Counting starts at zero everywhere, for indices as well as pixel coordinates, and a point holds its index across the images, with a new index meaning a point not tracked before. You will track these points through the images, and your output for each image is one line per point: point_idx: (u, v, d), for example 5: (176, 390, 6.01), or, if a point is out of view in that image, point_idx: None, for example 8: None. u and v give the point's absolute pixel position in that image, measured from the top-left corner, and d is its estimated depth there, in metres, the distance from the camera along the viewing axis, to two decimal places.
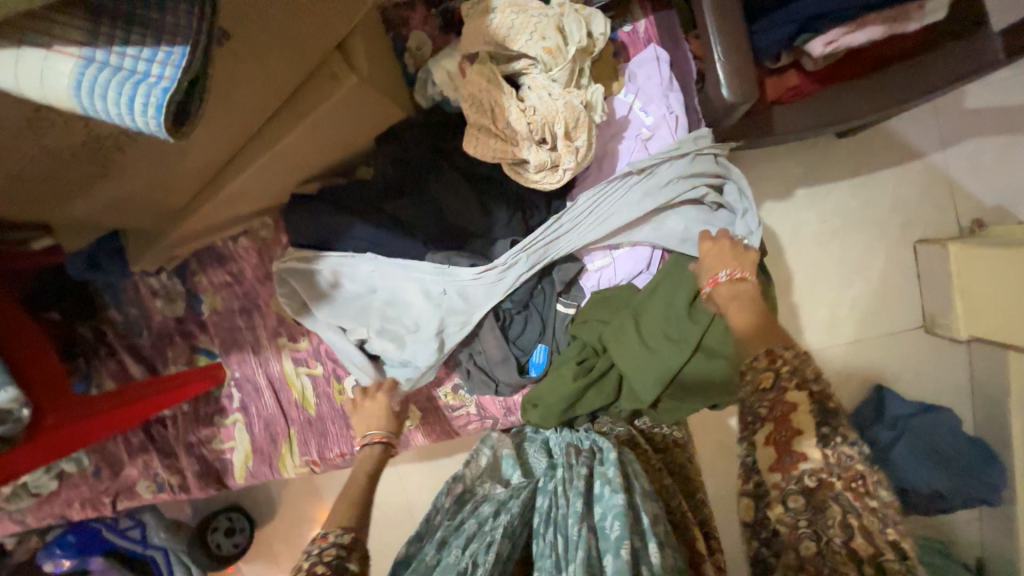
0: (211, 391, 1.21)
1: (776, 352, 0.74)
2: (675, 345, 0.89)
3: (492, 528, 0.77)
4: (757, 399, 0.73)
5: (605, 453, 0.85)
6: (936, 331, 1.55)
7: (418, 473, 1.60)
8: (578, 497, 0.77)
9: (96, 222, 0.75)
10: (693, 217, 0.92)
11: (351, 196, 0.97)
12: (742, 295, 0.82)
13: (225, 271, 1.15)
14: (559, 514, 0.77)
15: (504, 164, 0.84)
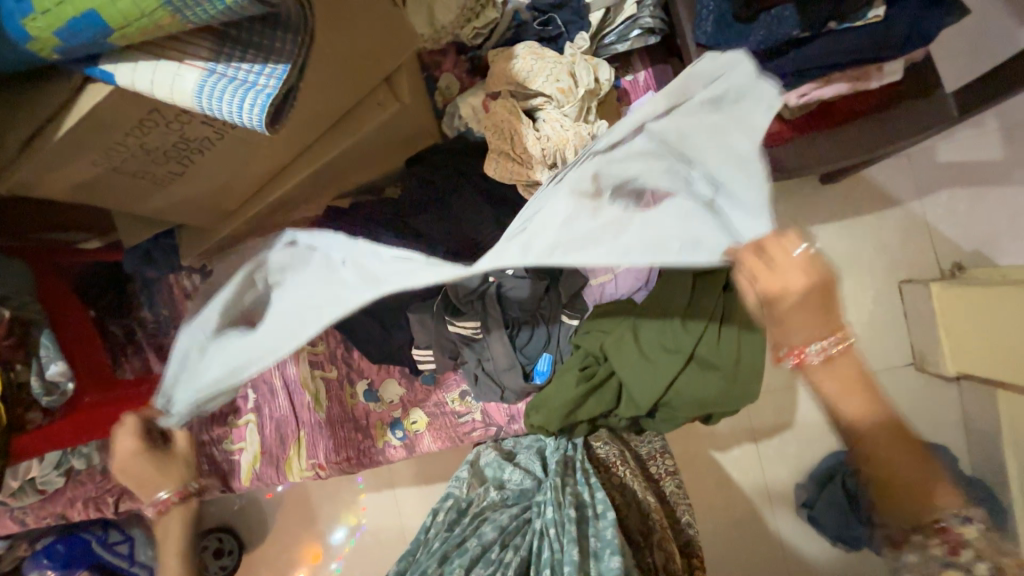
0: (227, 391, 1.27)
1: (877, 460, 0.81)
2: (672, 358, 0.96)
3: (497, 560, 0.86)
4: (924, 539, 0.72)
5: (603, 507, 0.89)
6: (926, 368, 1.61)
7: (418, 497, 1.61)
8: (573, 545, 0.82)
9: (160, 217, 0.86)
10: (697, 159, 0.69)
11: (380, 211, 1.08)
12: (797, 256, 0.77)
13: None
14: (554, 558, 0.84)
15: (520, 184, 0.95)
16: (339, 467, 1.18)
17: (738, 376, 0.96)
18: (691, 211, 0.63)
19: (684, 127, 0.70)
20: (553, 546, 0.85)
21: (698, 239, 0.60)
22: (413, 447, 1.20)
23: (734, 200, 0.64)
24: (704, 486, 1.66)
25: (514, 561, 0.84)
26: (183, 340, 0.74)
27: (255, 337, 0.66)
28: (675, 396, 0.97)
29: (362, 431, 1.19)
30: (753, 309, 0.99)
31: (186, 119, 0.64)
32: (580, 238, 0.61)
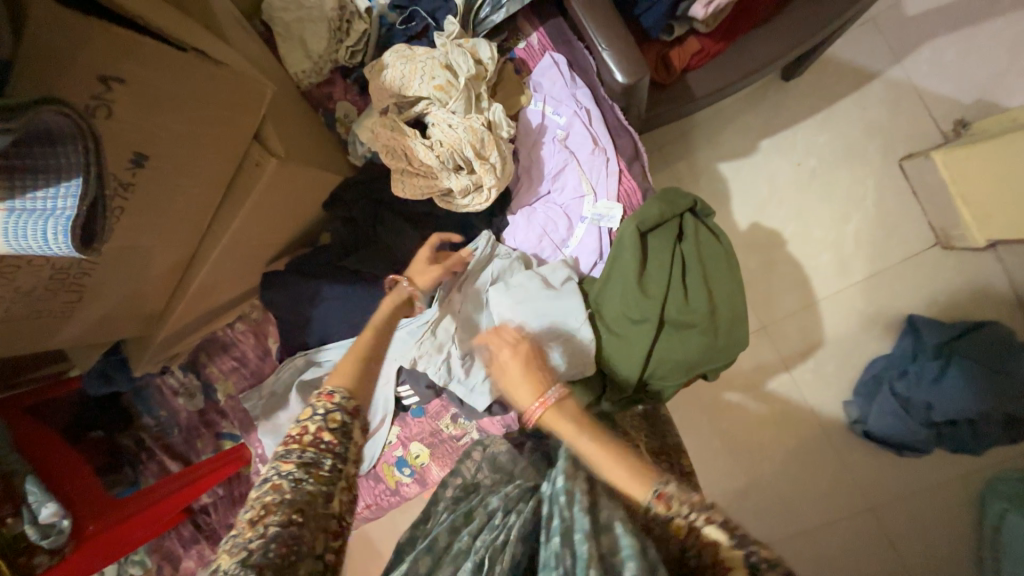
0: (241, 471, 1.30)
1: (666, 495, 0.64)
2: (643, 327, 0.88)
3: (501, 527, 0.68)
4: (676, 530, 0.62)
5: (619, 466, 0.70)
6: (952, 246, 1.45)
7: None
8: (585, 512, 0.61)
9: (95, 341, 0.86)
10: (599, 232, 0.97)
11: (315, 261, 1.05)
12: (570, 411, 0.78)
13: (230, 356, 1.26)
14: (568, 519, 0.61)
15: (434, 197, 0.90)
16: (362, 515, 1.23)
17: (718, 325, 0.89)
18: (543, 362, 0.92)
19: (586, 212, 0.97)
20: (562, 512, 0.62)
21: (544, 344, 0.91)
22: (425, 481, 1.18)
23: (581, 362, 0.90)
24: (751, 432, 1.50)
25: (524, 522, 0.66)
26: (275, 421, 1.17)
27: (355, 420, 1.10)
28: (657, 364, 0.89)
29: (369, 476, 1.20)
30: (714, 252, 0.92)
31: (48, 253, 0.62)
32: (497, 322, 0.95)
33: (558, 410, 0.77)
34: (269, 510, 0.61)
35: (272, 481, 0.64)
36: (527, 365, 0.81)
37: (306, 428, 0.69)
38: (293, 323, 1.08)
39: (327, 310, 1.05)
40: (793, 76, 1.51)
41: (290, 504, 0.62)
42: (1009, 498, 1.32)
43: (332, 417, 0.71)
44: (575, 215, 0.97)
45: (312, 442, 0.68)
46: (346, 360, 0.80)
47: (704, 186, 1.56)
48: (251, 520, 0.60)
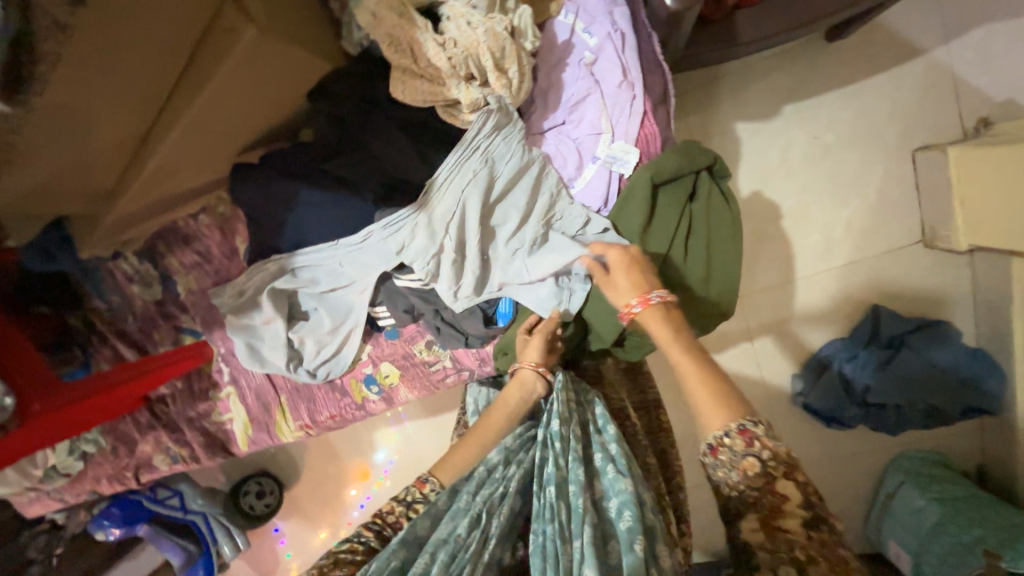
0: (202, 368, 1.26)
1: (747, 427, 0.66)
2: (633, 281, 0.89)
3: (501, 479, 0.73)
4: (729, 467, 0.66)
5: (604, 421, 0.77)
6: (935, 245, 1.47)
7: (424, 425, 1.96)
8: (579, 464, 0.69)
9: (32, 211, 0.76)
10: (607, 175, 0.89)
11: (293, 161, 0.94)
12: (664, 318, 0.77)
13: (193, 250, 1.17)
14: (559, 475, 0.69)
15: (436, 107, 0.80)
16: (325, 424, 1.25)
17: (707, 292, 0.88)
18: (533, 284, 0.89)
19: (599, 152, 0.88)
20: (556, 462, 0.70)
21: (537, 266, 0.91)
22: (392, 400, 1.19)
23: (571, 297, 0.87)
24: None
25: (524, 474, 0.73)
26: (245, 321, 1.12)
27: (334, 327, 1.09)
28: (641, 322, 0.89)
29: (335, 388, 1.19)
30: (722, 215, 0.88)
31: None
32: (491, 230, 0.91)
33: (653, 313, 0.76)
34: (338, 565, 0.68)
35: (351, 542, 0.73)
36: (637, 270, 0.80)
37: (394, 507, 0.78)
38: (264, 224, 1.00)
39: (303, 217, 0.97)
40: (838, 38, 1.39)
41: (357, 562, 0.70)
42: (908, 472, 1.49)
43: (416, 505, 0.79)
44: (587, 154, 0.89)
45: (393, 521, 0.77)
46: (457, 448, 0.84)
47: (716, 146, 1.49)
48: (321, 568, 0.68)
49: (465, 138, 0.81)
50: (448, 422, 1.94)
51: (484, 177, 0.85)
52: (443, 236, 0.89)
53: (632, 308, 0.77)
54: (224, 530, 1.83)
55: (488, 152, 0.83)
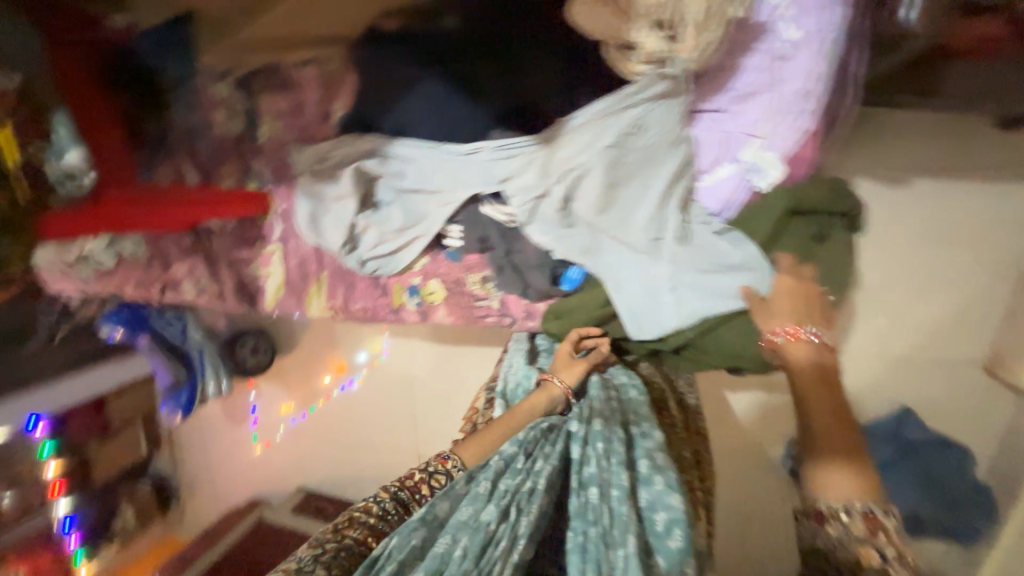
0: (256, 217, 1.25)
1: (876, 514, 0.70)
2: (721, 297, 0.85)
3: (525, 469, 0.80)
4: (846, 549, 0.71)
5: (647, 428, 0.85)
6: (999, 373, 1.27)
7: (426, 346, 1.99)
8: (624, 471, 0.77)
9: None
10: (740, 180, 0.83)
11: (429, 40, 0.85)
12: (801, 353, 0.79)
13: (287, 98, 1.11)
14: (603, 476, 0.77)
15: (609, 44, 0.72)
16: (355, 314, 1.26)
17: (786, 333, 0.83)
18: (630, 261, 0.86)
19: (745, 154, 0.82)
20: (600, 466, 0.78)
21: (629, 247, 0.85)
22: (427, 316, 1.19)
23: (663, 287, 0.83)
24: None
25: (552, 468, 0.80)
26: (317, 191, 1.11)
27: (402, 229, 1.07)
28: (709, 340, 0.85)
29: (378, 285, 1.19)
30: (835, 269, 0.83)
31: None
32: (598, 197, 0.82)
33: (796, 349, 0.79)
34: (352, 525, 0.79)
35: (369, 502, 0.83)
36: (801, 300, 0.80)
37: (414, 475, 0.87)
38: (375, 100, 0.94)
39: (415, 106, 0.92)
40: None
41: (370, 528, 0.80)
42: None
43: (438, 476, 0.86)
44: (731, 152, 0.82)
45: (409, 485, 0.86)
46: (482, 433, 0.91)
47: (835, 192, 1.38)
48: (338, 527, 0.79)
49: (622, 91, 0.75)
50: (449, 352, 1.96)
51: (621, 139, 0.78)
52: (551, 182, 0.84)
53: (778, 334, 0.80)
54: (213, 369, 2.11)
55: (638, 114, 0.77)
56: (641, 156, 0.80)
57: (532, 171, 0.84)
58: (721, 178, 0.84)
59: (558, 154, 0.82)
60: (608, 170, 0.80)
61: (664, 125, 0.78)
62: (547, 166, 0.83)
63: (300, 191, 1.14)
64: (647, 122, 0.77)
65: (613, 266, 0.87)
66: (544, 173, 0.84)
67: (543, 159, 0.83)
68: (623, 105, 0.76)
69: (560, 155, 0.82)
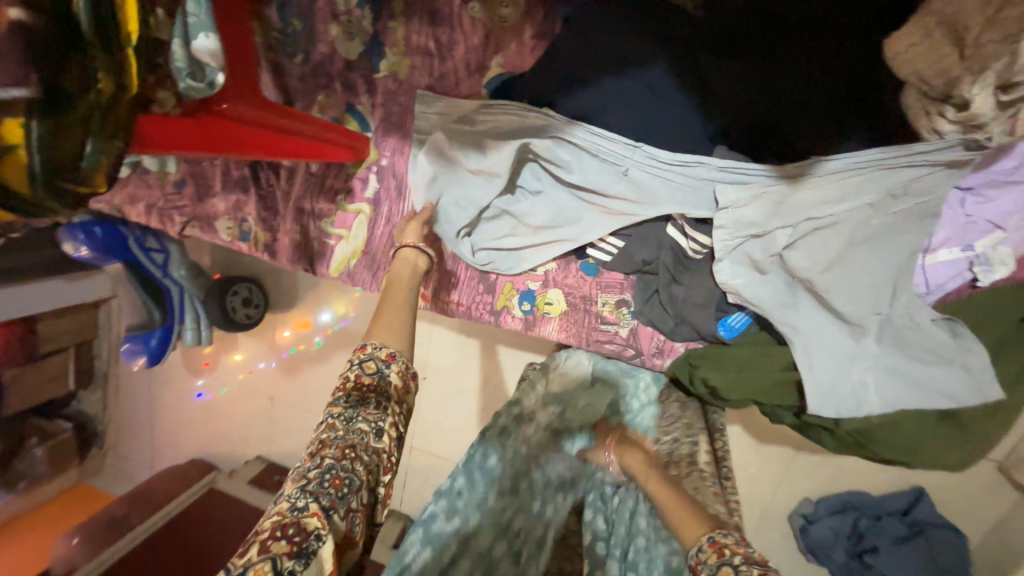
0: (346, 164, 1.02)
1: (722, 542, 0.63)
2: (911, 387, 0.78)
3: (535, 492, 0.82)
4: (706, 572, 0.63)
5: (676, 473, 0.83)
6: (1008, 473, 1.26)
7: (453, 339, 1.55)
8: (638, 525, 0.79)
9: None
10: (965, 267, 0.76)
11: (671, 25, 0.73)
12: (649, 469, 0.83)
13: (432, 34, 0.91)
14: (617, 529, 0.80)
15: (929, 88, 0.61)
16: (441, 306, 1.06)
17: (961, 443, 0.79)
18: (830, 327, 0.77)
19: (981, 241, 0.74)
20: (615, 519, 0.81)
21: (832, 311, 0.76)
22: (531, 326, 1.01)
23: (863, 363, 0.76)
24: (752, 484, 1.52)
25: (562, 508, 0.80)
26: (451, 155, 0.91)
27: (543, 227, 0.91)
28: (887, 432, 0.79)
29: (482, 281, 1.01)
30: None
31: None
32: (828, 251, 0.72)
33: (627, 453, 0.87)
34: (326, 444, 0.65)
35: (326, 421, 0.68)
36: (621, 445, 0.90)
37: (349, 377, 0.74)
38: (570, 70, 0.78)
39: (625, 91, 0.77)
40: None
41: (342, 442, 0.66)
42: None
43: (368, 364, 0.76)
44: (964, 238, 0.75)
45: (354, 387, 0.73)
46: (385, 309, 0.83)
47: None
48: (312, 450, 0.65)
49: (907, 146, 0.66)
50: (476, 353, 1.55)
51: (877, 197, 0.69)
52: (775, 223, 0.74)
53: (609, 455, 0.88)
54: (194, 315, 1.63)
55: (909, 178, 0.68)
56: (891, 219, 0.70)
57: (758, 204, 0.73)
58: (945, 261, 0.76)
59: (799, 196, 0.71)
60: (850, 227, 0.71)
61: (933, 194, 0.68)
62: (780, 206, 0.72)
63: (427, 148, 0.92)
64: (916, 186, 0.68)
65: (810, 331, 0.77)
66: (773, 212, 0.73)
67: (776, 195, 0.72)
68: (900, 162, 0.67)
69: (802, 196, 0.71)
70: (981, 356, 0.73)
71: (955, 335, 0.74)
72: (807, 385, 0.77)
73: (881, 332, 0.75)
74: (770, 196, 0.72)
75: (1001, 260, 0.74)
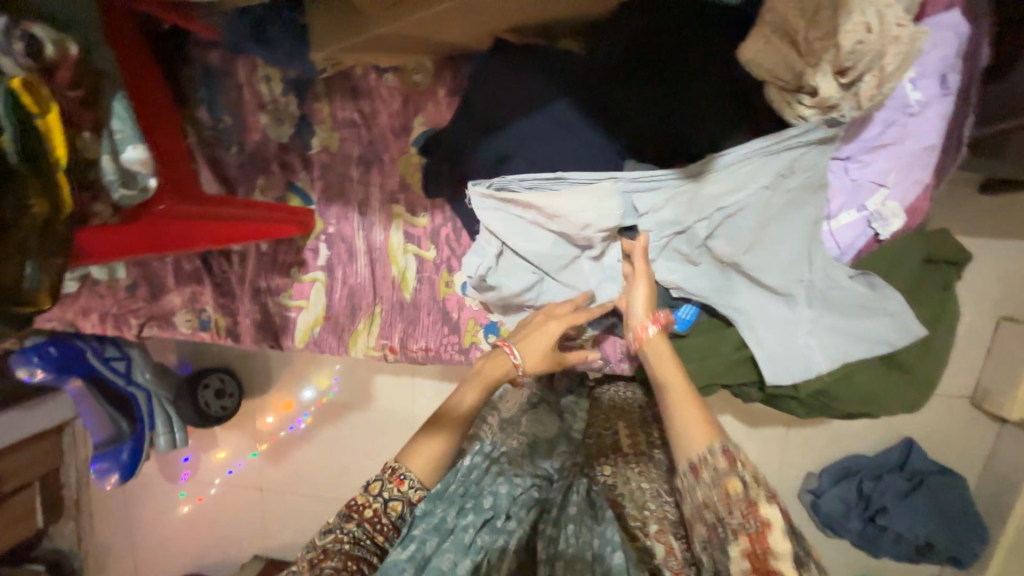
0: (295, 239, 1.05)
1: (732, 453, 0.69)
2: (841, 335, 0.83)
3: (503, 528, 0.72)
4: (727, 511, 0.65)
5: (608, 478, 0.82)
6: (981, 406, 1.32)
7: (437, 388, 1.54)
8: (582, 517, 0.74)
9: None
10: (865, 225, 0.85)
11: (563, 66, 0.83)
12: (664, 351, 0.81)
13: (356, 107, 0.98)
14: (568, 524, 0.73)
15: (782, 83, 0.70)
16: (411, 356, 1.08)
17: (910, 384, 0.85)
18: (766, 301, 0.83)
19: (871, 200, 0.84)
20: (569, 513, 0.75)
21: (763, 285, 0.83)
22: None
23: (803, 328, 0.82)
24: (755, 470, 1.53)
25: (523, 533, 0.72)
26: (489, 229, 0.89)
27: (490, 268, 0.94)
28: (841, 387, 0.85)
29: (447, 324, 1.05)
30: (951, 315, 0.86)
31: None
32: (744, 233, 0.79)
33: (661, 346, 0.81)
34: (329, 554, 0.69)
35: (334, 535, 0.71)
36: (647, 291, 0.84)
37: (370, 504, 0.75)
38: (484, 118, 0.86)
39: (536, 127, 0.85)
40: None
41: (347, 553, 0.69)
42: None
43: (393, 505, 0.75)
44: (856, 200, 0.84)
45: (370, 517, 0.74)
46: (425, 437, 0.80)
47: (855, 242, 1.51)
48: (312, 561, 0.69)
49: (783, 133, 0.74)
50: None
51: (773, 177, 0.77)
52: (694, 218, 0.80)
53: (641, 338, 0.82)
54: (165, 418, 1.54)
55: (795, 158, 0.76)
56: (790, 194, 0.78)
57: (674, 204, 0.80)
58: (847, 222, 0.85)
59: (708, 190, 0.78)
60: (758, 208, 0.78)
61: (817, 165, 0.77)
62: (693, 202, 0.79)
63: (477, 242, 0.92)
64: (801, 162, 0.76)
65: (748, 309, 0.84)
66: (689, 208, 0.79)
67: (687, 192, 0.79)
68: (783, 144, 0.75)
69: (710, 190, 0.78)
70: (899, 299, 0.81)
71: (873, 285, 0.81)
72: (759, 357, 0.84)
73: (810, 296, 0.81)
74: (682, 196, 0.79)
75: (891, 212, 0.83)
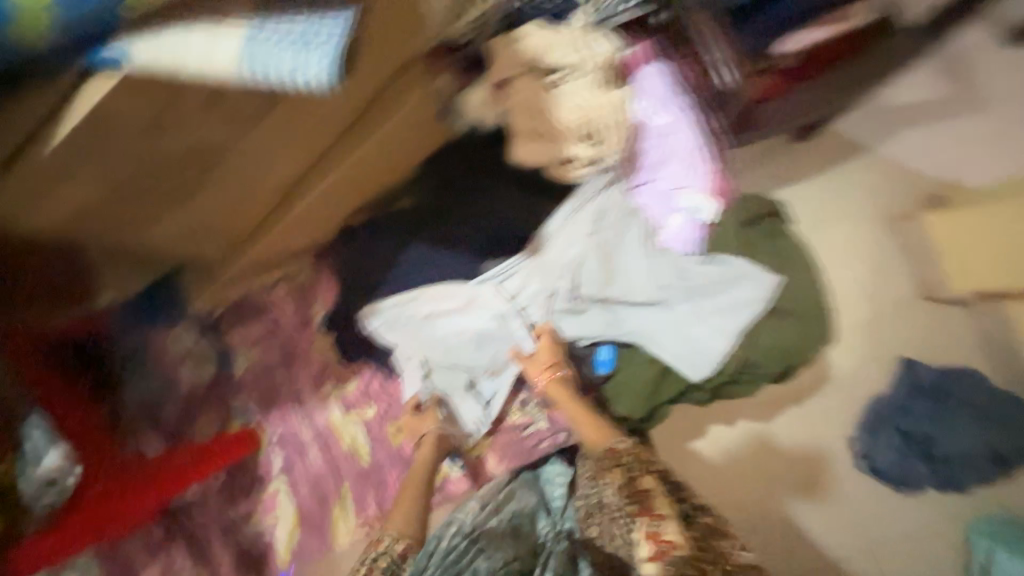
0: (248, 459, 1.10)
1: (616, 448, 0.80)
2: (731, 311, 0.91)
3: None
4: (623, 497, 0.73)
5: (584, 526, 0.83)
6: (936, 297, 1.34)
7: None
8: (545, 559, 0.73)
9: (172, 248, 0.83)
10: (689, 219, 0.91)
11: (394, 221, 0.94)
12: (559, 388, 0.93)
13: (262, 323, 1.13)
14: None
15: (552, 166, 0.85)
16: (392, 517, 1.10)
17: (804, 321, 0.94)
18: (649, 314, 0.94)
19: (682, 201, 0.90)
20: None
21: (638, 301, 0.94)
22: (476, 476, 1.09)
23: (691, 322, 0.92)
24: None
25: None
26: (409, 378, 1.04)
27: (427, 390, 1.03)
28: (752, 354, 0.92)
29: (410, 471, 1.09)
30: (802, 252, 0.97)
31: (179, 101, 0.49)
32: (598, 273, 0.93)
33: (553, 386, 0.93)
34: None
35: None
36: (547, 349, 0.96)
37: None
38: (362, 287, 1.00)
39: (405, 275, 0.97)
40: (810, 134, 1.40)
41: None
42: (991, 536, 1.22)
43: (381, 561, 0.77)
44: (672, 207, 0.91)
45: None
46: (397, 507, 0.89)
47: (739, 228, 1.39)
48: None
49: (579, 193, 0.89)
50: None
51: (593, 224, 0.91)
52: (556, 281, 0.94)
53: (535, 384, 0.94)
54: None
55: (601, 204, 0.91)
56: (618, 228, 0.93)
57: (535, 278, 0.94)
58: (673, 224, 0.92)
59: (552, 256, 0.92)
60: (596, 250, 0.92)
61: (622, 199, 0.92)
62: (547, 269, 0.93)
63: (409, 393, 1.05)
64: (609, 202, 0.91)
65: (641, 328, 0.94)
66: (547, 275, 0.93)
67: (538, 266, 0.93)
68: (586, 198, 0.90)
69: (553, 255, 0.92)
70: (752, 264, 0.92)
71: (723, 262, 0.92)
72: (674, 362, 0.92)
73: (679, 296, 0.93)
74: (538, 270, 0.93)
75: (701, 205, 0.89)
